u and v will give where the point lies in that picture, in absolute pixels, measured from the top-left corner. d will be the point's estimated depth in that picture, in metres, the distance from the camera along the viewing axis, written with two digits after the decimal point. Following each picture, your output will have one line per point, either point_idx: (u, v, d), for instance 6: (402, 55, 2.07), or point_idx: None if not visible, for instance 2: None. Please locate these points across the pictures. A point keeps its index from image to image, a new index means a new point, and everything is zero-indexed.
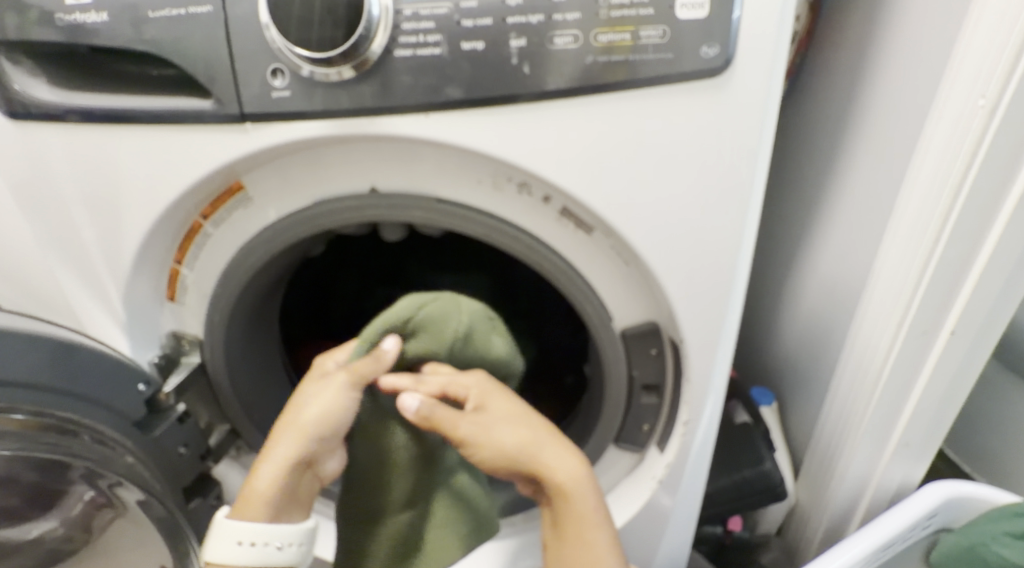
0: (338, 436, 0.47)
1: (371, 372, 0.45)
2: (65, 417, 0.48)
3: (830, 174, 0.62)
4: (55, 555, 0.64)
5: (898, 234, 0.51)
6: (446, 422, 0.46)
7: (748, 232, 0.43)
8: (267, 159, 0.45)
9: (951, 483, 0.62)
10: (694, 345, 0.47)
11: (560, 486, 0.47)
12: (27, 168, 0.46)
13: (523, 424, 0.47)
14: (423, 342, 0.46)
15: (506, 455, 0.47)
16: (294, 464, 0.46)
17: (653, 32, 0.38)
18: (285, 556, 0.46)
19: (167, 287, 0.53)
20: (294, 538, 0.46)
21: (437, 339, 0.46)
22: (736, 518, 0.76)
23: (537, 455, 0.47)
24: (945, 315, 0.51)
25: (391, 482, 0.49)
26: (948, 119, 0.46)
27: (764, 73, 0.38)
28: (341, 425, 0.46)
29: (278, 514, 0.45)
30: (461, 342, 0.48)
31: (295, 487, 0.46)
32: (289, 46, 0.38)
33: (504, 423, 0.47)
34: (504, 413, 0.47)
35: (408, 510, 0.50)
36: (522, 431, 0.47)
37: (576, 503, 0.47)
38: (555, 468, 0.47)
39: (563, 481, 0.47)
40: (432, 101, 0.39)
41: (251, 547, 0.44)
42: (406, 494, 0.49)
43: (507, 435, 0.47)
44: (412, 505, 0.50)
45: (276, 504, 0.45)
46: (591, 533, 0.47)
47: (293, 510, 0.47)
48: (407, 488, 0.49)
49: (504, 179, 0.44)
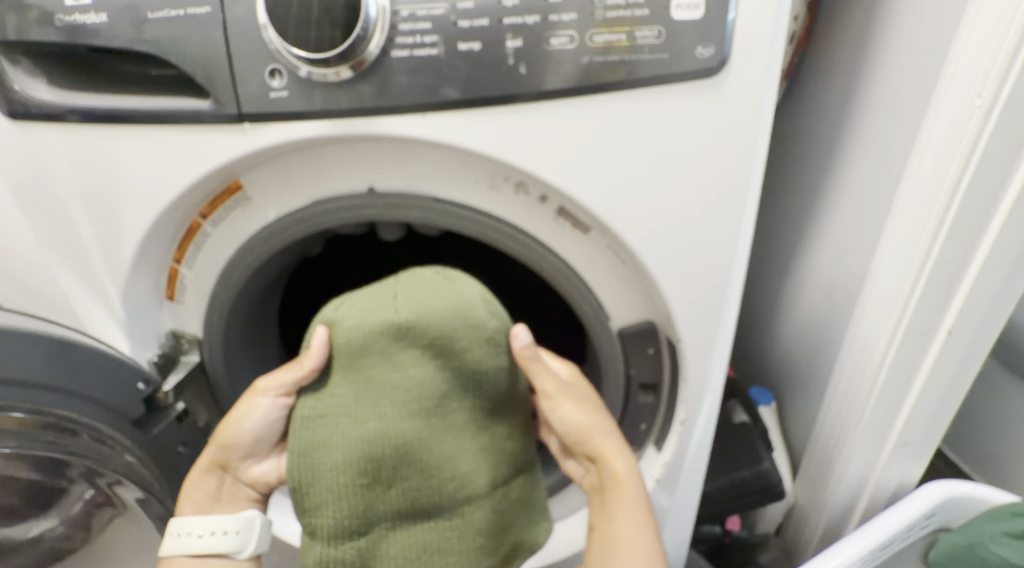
0: (250, 443, 0.49)
1: (302, 371, 0.45)
2: (62, 416, 0.48)
3: (828, 173, 0.62)
4: (54, 555, 0.64)
5: (897, 233, 0.52)
6: (540, 373, 0.48)
7: (745, 231, 0.43)
8: (266, 159, 0.45)
9: (949, 483, 0.62)
10: (693, 345, 0.47)
11: (616, 466, 0.48)
12: (27, 167, 0.46)
13: (595, 402, 0.50)
14: (354, 321, 0.44)
15: (581, 426, 0.48)
16: (208, 467, 0.50)
17: (649, 33, 0.38)
18: (226, 542, 0.49)
19: (166, 287, 0.53)
20: (232, 526, 0.49)
21: (371, 313, 0.44)
22: (734, 518, 0.77)
23: (600, 434, 0.48)
24: (943, 315, 0.51)
25: (318, 515, 0.45)
26: (945, 118, 0.46)
27: (761, 74, 0.38)
28: (243, 432, 0.49)
29: (204, 510, 0.50)
30: (406, 304, 0.44)
31: (217, 488, 0.50)
32: (287, 46, 0.39)
33: (582, 396, 0.49)
34: (583, 391, 0.50)
35: (340, 546, 0.45)
36: (596, 407, 0.49)
37: (623, 493, 0.48)
38: (615, 449, 0.48)
39: (616, 470, 0.48)
40: (429, 101, 0.40)
41: (184, 538, 0.48)
42: (333, 530, 0.45)
43: (586, 409, 0.49)
44: (345, 540, 0.45)
45: (198, 502, 0.50)
46: (630, 515, 0.48)
47: (224, 507, 0.50)
48: (336, 523, 0.45)
49: (501, 178, 0.44)
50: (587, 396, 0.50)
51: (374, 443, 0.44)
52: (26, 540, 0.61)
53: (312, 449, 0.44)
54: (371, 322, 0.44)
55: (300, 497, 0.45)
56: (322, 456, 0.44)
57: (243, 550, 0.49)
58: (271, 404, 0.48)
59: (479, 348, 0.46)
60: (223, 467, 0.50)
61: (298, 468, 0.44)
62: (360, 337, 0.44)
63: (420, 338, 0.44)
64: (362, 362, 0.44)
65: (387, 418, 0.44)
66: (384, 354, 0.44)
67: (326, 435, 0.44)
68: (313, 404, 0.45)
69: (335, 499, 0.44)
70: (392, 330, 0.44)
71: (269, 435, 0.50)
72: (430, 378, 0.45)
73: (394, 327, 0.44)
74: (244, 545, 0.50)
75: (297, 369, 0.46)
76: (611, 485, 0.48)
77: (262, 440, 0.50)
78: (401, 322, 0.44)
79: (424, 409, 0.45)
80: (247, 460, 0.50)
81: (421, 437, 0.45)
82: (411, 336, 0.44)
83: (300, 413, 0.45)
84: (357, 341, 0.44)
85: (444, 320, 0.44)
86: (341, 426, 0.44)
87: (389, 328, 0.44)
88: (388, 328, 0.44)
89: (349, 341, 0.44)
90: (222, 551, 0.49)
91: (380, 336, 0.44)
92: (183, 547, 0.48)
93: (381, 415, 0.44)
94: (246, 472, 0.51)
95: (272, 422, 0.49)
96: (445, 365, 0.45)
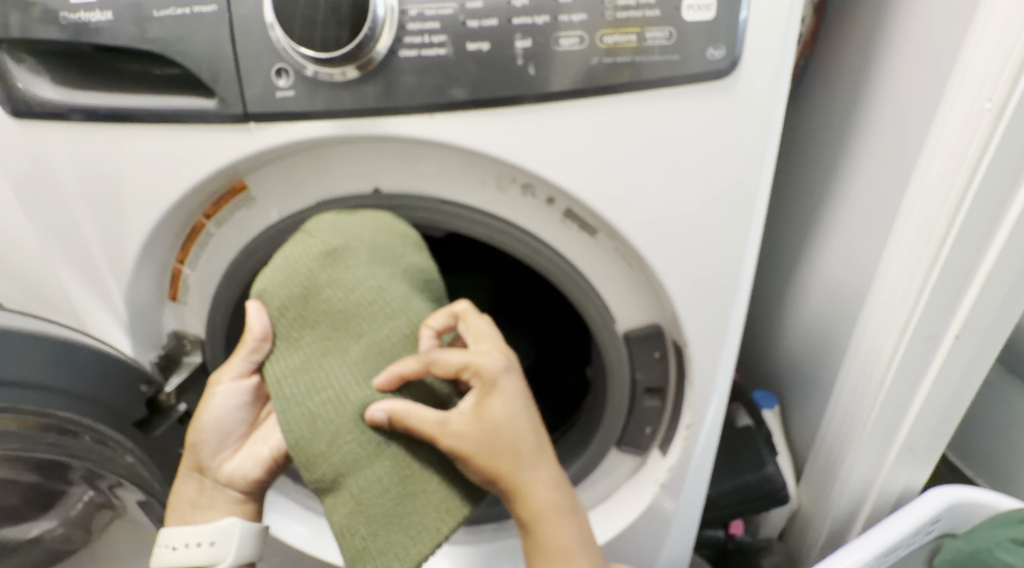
0: (216, 437, 0.50)
1: (247, 347, 0.45)
2: (63, 417, 0.48)
3: (835, 174, 0.61)
4: (54, 557, 0.63)
5: (905, 235, 0.51)
6: (426, 432, 0.41)
7: (753, 234, 0.43)
8: (269, 160, 0.45)
9: (954, 489, 0.61)
10: (699, 348, 0.47)
11: (531, 502, 0.43)
12: (31, 167, 0.45)
13: (520, 427, 0.42)
14: (280, 274, 0.44)
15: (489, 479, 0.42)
16: (187, 471, 0.50)
17: (659, 34, 0.38)
18: (206, 553, 0.48)
19: (168, 287, 0.53)
20: (205, 537, 0.48)
21: (296, 257, 0.44)
22: (738, 522, 0.76)
23: (522, 474, 0.43)
24: (950, 319, 0.50)
25: (330, 457, 0.42)
26: (954, 121, 0.45)
27: (772, 78, 0.38)
28: (206, 426, 0.49)
29: (187, 518, 0.50)
30: (327, 236, 0.44)
31: (198, 493, 0.50)
32: (293, 45, 0.38)
33: (495, 434, 0.41)
34: (502, 416, 0.42)
35: (368, 472, 0.42)
36: (512, 448, 0.42)
37: (544, 529, 0.44)
38: (540, 478, 0.43)
39: (540, 502, 0.44)
40: (436, 102, 0.39)
41: (175, 552, 0.48)
42: (354, 460, 0.42)
43: (494, 459, 0.42)
44: (370, 462, 0.42)
45: (181, 509, 0.50)
46: (563, 529, 0.44)
47: (208, 512, 0.50)
48: (353, 452, 0.42)
49: (508, 180, 0.44)
50: (504, 434, 0.42)
51: (366, 364, 0.43)
52: (25, 541, 0.61)
53: (301, 395, 0.42)
54: (300, 265, 0.44)
55: (303, 450, 0.42)
56: (316, 394, 0.42)
57: (222, 561, 0.48)
58: (228, 389, 0.48)
59: (416, 253, 0.46)
60: (199, 470, 0.50)
61: (294, 422, 0.42)
62: (297, 283, 0.43)
63: (356, 259, 0.44)
64: (311, 299, 0.44)
65: (366, 335, 0.44)
66: (330, 284, 0.44)
67: (313, 378, 0.43)
68: (283, 362, 0.44)
69: (345, 427, 0.42)
70: (329, 262, 0.44)
71: (235, 424, 0.50)
72: (387, 281, 0.44)
73: (327, 258, 0.44)
74: (223, 555, 0.48)
75: (241, 346, 0.45)
76: (533, 523, 0.44)
77: (228, 431, 0.50)
78: (332, 250, 0.44)
79: (395, 310, 0.44)
80: (220, 457, 0.50)
81: (407, 334, 0.44)
82: (346, 261, 0.44)
83: (273, 377, 0.43)
84: (295, 289, 0.43)
85: (376, 239, 0.45)
86: (326, 365, 0.43)
87: (323, 260, 0.44)
88: (321, 263, 0.44)
89: (286, 293, 0.43)
90: (200, 562, 0.48)
91: (318, 271, 0.44)
92: (161, 558, 0.48)
93: (358, 336, 0.44)
94: (221, 471, 0.50)
95: (234, 410, 0.49)
96: (396, 270, 0.45)
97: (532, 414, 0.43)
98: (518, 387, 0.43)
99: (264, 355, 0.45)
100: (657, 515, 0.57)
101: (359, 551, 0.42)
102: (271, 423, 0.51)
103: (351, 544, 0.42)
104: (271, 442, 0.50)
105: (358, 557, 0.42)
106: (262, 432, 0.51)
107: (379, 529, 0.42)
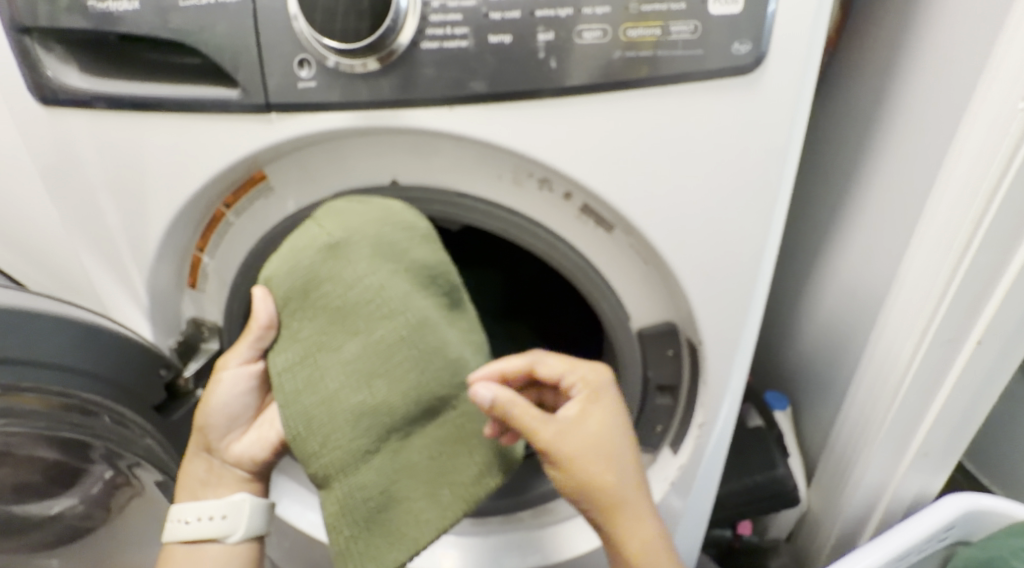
0: (223, 420, 0.51)
1: (253, 334, 0.46)
2: (88, 399, 0.49)
3: (857, 173, 0.61)
4: (75, 532, 0.64)
5: (928, 238, 0.51)
6: (530, 425, 0.42)
7: (773, 231, 0.43)
8: (289, 151, 0.45)
9: (968, 496, 0.60)
10: (713, 347, 0.47)
11: (620, 501, 0.45)
12: (56, 153, 0.46)
13: (617, 442, 0.44)
14: (284, 265, 0.43)
15: (640, 467, 0.46)
16: (195, 450, 0.52)
17: (683, 27, 0.37)
18: (216, 527, 0.50)
19: (188, 274, 0.54)
20: (217, 511, 0.50)
21: (300, 248, 0.43)
22: (746, 522, 0.76)
23: (625, 493, 0.45)
24: (973, 324, 0.50)
25: (323, 456, 0.43)
26: (984, 122, 0.45)
27: (795, 77, 0.38)
28: (213, 410, 0.50)
29: (197, 494, 0.52)
30: (332, 227, 0.43)
31: (206, 472, 0.52)
32: (316, 36, 0.38)
33: (603, 439, 0.44)
34: (605, 421, 0.44)
35: (357, 474, 0.44)
36: (624, 452, 0.45)
37: (621, 512, 0.45)
38: (635, 497, 0.46)
39: (630, 503, 0.45)
40: (456, 94, 0.39)
41: (189, 525, 0.51)
42: (346, 462, 0.43)
43: (613, 475, 0.44)
44: (359, 466, 0.43)
45: (191, 485, 0.52)
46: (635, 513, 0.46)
47: (218, 488, 0.52)
48: (346, 454, 0.43)
49: (525, 174, 0.44)
50: (611, 441, 0.44)
51: (361, 364, 0.43)
52: (46, 518, 0.61)
53: (298, 392, 0.43)
54: (302, 257, 0.43)
55: (299, 446, 0.43)
56: (311, 392, 0.43)
57: (234, 533, 0.51)
58: (234, 374, 0.49)
59: (421, 245, 0.45)
60: (208, 451, 0.51)
61: (291, 419, 0.43)
62: (298, 276, 0.43)
63: (358, 253, 0.43)
64: (310, 293, 0.43)
65: (361, 333, 0.43)
66: (330, 278, 0.43)
67: (309, 374, 0.43)
68: (283, 354, 0.44)
69: (337, 428, 0.43)
70: (329, 257, 0.43)
71: (242, 409, 0.51)
72: (388, 278, 0.43)
73: (330, 251, 0.43)
74: (234, 527, 0.51)
75: (248, 333, 0.46)
76: (611, 511, 0.45)
77: (236, 416, 0.51)
78: (336, 243, 0.43)
79: (392, 310, 0.43)
80: (228, 439, 0.52)
81: (403, 336, 0.43)
82: (348, 254, 0.43)
83: (275, 369, 0.44)
84: (298, 280, 0.43)
85: (379, 233, 0.44)
86: (322, 361, 0.43)
87: (325, 254, 0.43)
88: (324, 255, 0.43)
89: (288, 285, 0.43)
90: (212, 535, 0.51)
91: (319, 264, 0.43)
92: (174, 533, 0.51)
93: (354, 333, 0.43)
94: (229, 451, 0.52)
95: (240, 395, 0.50)
96: (399, 264, 0.44)
97: (628, 435, 0.46)
98: (619, 408, 0.46)
99: (269, 342, 0.46)
100: (667, 515, 0.57)
101: (344, 550, 0.44)
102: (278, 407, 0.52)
103: (337, 542, 0.44)
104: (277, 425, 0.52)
105: (342, 555, 0.44)
106: (268, 416, 0.52)
107: (361, 532, 0.44)
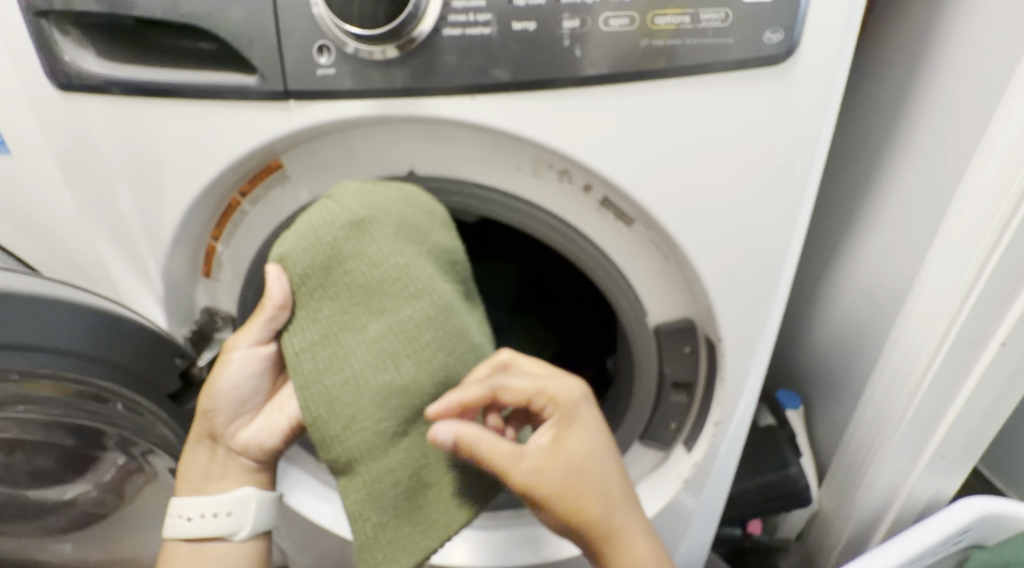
0: (229, 407, 0.50)
1: (265, 314, 0.44)
2: (104, 387, 0.48)
3: (879, 169, 0.60)
4: (88, 518, 0.65)
5: (952, 237, 0.50)
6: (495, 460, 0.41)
7: (798, 227, 0.42)
8: (306, 140, 0.45)
9: (987, 499, 0.59)
10: (732, 344, 0.46)
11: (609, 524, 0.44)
12: (71, 138, 0.46)
13: (597, 463, 0.43)
14: (303, 241, 0.42)
15: (626, 481, 0.45)
16: (198, 440, 0.51)
17: (713, 15, 0.37)
18: (221, 524, 0.51)
19: (202, 263, 0.53)
20: (222, 508, 0.51)
21: (321, 223, 0.42)
22: (756, 522, 0.75)
23: (613, 515, 0.44)
24: (997, 325, 0.49)
25: (346, 440, 0.42)
26: (1018, 117, 0.44)
27: (826, 71, 0.37)
28: (219, 395, 0.49)
29: (200, 487, 0.52)
30: (354, 205, 0.42)
31: (211, 460, 0.51)
32: (336, 21, 0.38)
33: (580, 466, 0.42)
34: (581, 443, 0.43)
35: (384, 460, 0.43)
36: (603, 472, 0.43)
37: (614, 528, 0.45)
38: (625, 511, 0.45)
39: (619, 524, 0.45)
40: (478, 82, 0.39)
41: (196, 521, 0.51)
42: (371, 446, 0.42)
43: (595, 500, 0.43)
44: (387, 450, 0.43)
45: (193, 476, 0.51)
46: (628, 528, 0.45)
47: (221, 481, 0.51)
48: (371, 437, 0.42)
49: (544, 166, 0.43)
50: (590, 464, 0.43)
51: (386, 344, 0.42)
52: (61, 503, 0.62)
53: (318, 373, 0.42)
54: (324, 234, 0.42)
55: (320, 430, 0.42)
56: (333, 373, 0.42)
57: (240, 530, 0.51)
58: (244, 355, 0.47)
59: (442, 229, 0.45)
60: (213, 438, 0.51)
61: (311, 401, 0.42)
62: (320, 252, 0.42)
63: (382, 232, 0.42)
64: (332, 271, 0.42)
65: (386, 313, 0.43)
66: (353, 255, 0.42)
67: (331, 354, 0.42)
68: (301, 334, 0.43)
69: (363, 410, 0.42)
70: (353, 233, 0.42)
71: (252, 393, 0.50)
72: (413, 259, 0.43)
73: (353, 227, 0.42)
74: (239, 523, 0.51)
75: (260, 314, 0.44)
76: (601, 533, 0.44)
77: (244, 400, 0.50)
78: (359, 221, 0.42)
79: (419, 290, 0.43)
80: (234, 426, 0.51)
81: (430, 317, 0.43)
82: (372, 231, 0.42)
83: (291, 349, 0.43)
84: (318, 258, 0.42)
85: (405, 213, 0.43)
86: (344, 341, 0.42)
87: (348, 230, 0.42)
88: (347, 232, 0.42)
89: (308, 261, 0.42)
90: (216, 533, 0.51)
91: (342, 242, 0.42)
92: (177, 531, 0.51)
93: (379, 313, 0.43)
94: (235, 439, 0.51)
95: (248, 378, 0.49)
96: (423, 246, 0.44)
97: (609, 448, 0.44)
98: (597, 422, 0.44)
99: (283, 323, 0.44)
100: (678, 514, 0.56)
101: (368, 539, 0.43)
102: (288, 391, 0.52)
103: (362, 530, 0.43)
104: (288, 411, 0.51)
105: (366, 544, 0.43)
106: (279, 400, 0.52)
107: (388, 520, 0.43)
